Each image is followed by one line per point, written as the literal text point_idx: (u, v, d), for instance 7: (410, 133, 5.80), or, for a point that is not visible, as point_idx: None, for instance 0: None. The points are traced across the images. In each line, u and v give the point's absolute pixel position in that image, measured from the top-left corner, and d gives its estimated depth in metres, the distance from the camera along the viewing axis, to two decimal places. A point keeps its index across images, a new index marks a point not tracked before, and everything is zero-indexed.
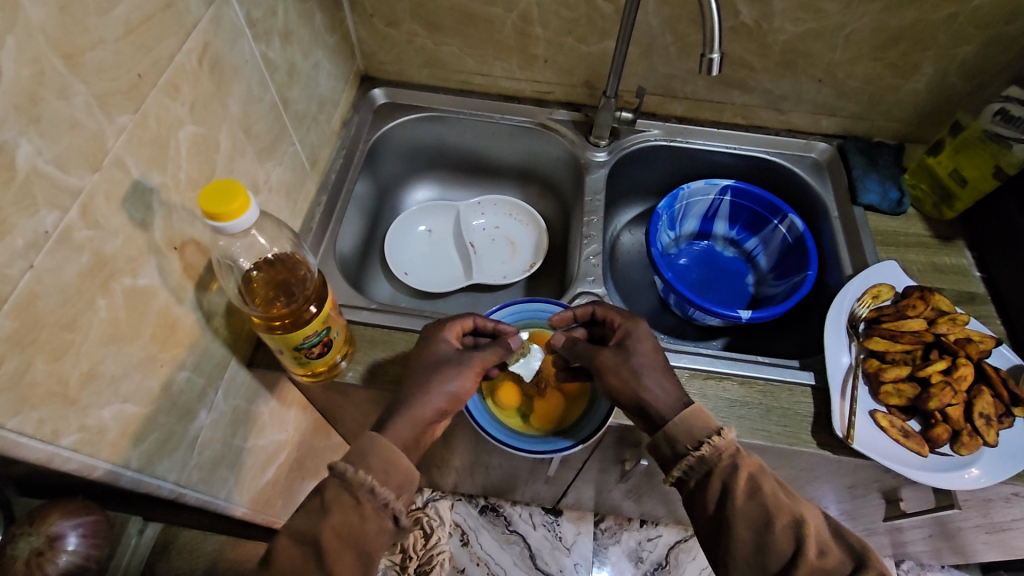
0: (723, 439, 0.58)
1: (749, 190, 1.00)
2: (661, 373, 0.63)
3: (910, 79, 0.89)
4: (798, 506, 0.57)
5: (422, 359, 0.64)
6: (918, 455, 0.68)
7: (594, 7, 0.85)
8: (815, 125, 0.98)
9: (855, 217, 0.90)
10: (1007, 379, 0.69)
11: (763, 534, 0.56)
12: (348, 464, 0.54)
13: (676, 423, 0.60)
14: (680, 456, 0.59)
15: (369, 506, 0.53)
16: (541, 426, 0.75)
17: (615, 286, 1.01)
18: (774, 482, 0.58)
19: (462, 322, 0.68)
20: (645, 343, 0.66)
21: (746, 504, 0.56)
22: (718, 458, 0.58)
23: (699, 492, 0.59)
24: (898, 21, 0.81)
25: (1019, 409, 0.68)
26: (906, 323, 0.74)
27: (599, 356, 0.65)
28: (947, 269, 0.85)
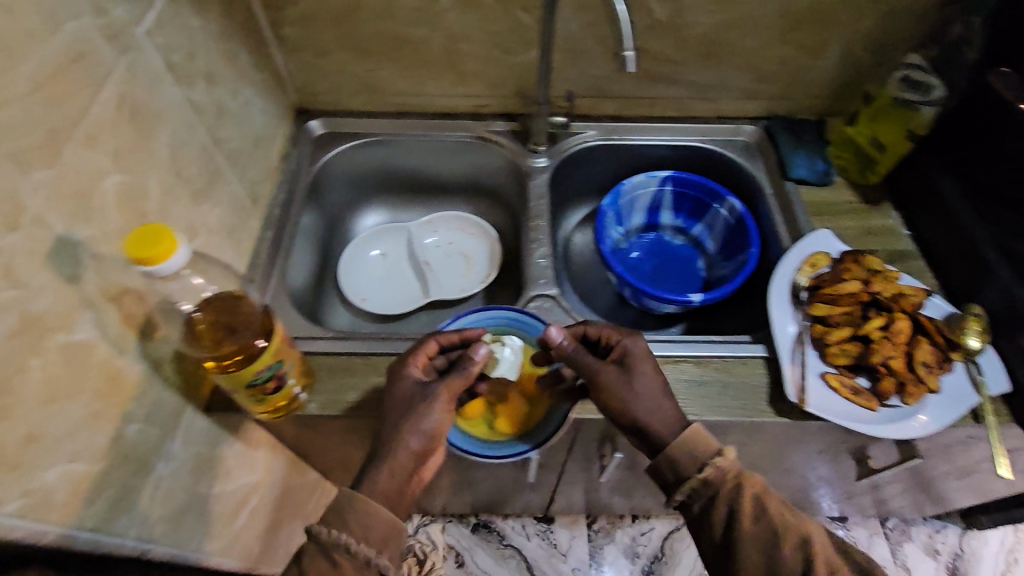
0: (725, 459, 0.61)
1: (688, 179, 1.04)
2: (662, 399, 0.65)
3: (821, 58, 0.93)
4: (804, 521, 0.59)
5: (398, 394, 0.65)
6: (873, 411, 0.71)
7: (514, 19, 0.88)
8: (741, 110, 1.02)
9: (788, 191, 0.93)
10: (942, 326, 0.73)
11: (772, 550, 0.57)
12: (322, 524, 0.56)
13: (676, 448, 0.62)
14: (681, 483, 0.62)
15: (349, 566, 0.55)
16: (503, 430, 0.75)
17: (573, 286, 1.03)
18: (776, 502, 0.60)
19: (423, 348, 0.69)
20: (649, 359, 0.67)
21: (755, 523, 0.58)
22: (719, 483, 0.61)
23: (701, 516, 0.62)
24: (800, 5, 0.86)
25: (954, 353, 0.73)
26: (845, 285, 0.76)
27: (603, 372, 0.66)
28: (879, 231, 0.89)
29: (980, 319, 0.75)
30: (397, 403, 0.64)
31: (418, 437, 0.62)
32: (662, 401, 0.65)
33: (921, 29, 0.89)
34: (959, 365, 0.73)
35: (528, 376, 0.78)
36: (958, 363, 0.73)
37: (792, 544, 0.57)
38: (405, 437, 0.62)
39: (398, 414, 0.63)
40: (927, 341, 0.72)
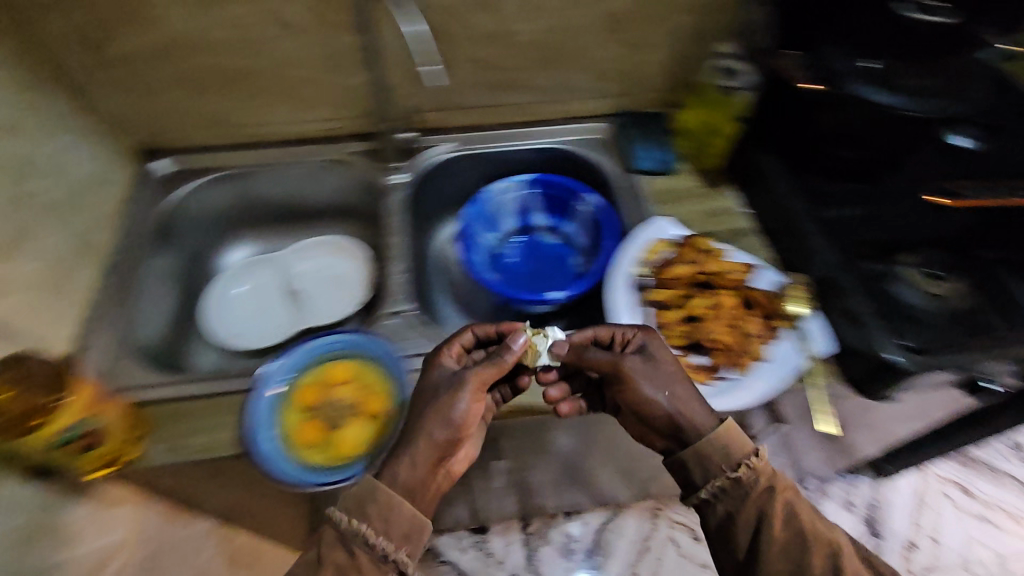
0: (759, 460, 0.68)
1: (549, 180, 1.07)
2: (694, 385, 0.70)
3: (651, 53, 0.97)
4: (830, 530, 0.70)
5: (425, 383, 0.66)
6: (706, 383, 0.74)
7: (337, 42, 0.88)
8: (591, 108, 1.05)
9: (633, 184, 0.98)
10: (764, 297, 0.78)
11: (797, 559, 0.68)
12: (344, 513, 0.61)
13: (710, 440, 0.67)
14: (711, 477, 0.68)
15: (366, 559, 0.59)
16: (344, 456, 0.66)
17: (450, 297, 1.03)
18: (806, 509, 0.70)
19: (457, 338, 0.70)
20: (665, 347, 0.72)
21: (784, 531, 0.68)
22: (751, 483, 0.68)
23: (727, 514, 0.69)
24: (612, 6, 0.89)
25: (779, 321, 0.77)
26: (676, 269, 0.80)
27: (626, 361, 0.70)
28: (718, 213, 0.94)
29: (807, 287, 0.80)
30: (426, 404, 0.65)
31: (442, 427, 0.63)
32: (690, 387, 0.70)
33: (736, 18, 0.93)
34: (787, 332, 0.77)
35: (379, 398, 0.70)
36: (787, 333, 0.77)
37: (819, 555, 0.68)
38: (431, 426, 0.63)
39: (433, 400, 0.64)
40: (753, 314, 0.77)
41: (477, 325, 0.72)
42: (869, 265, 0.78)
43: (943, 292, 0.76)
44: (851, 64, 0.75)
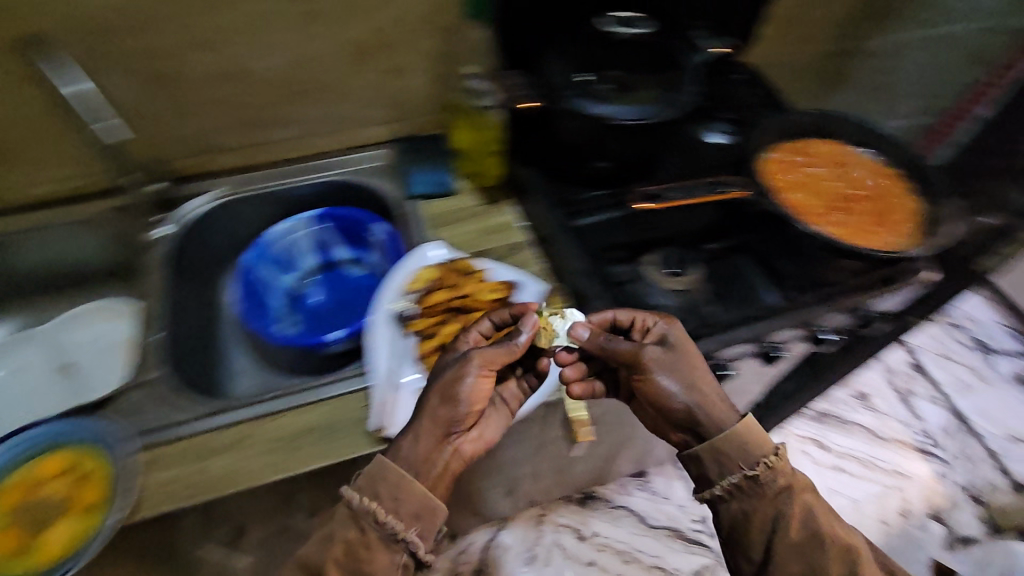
0: (779, 460, 0.66)
1: (334, 212, 1.02)
2: (705, 375, 0.69)
3: (411, 77, 0.95)
4: (846, 534, 0.68)
5: (442, 371, 0.67)
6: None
7: (47, 96, 0.82)
8: (370, 135, 1.02)
9: (410, 210, 0.96)
10: (523, 314, 0.79)
11: (810, 560, 0.65)
12: (357, 492, 0.61)
13: (737, 433, 0.67)
14: (731, 470, 0.67)
15: (373, 535, 0.60)
16: (41, 561, 0.60)
17: (243, 347, 0.98)
18: (822, 512, 0.68)
19: (473, 328, 0.72)
20: (684, 343, 0.69)
21: (801, 533, 0.66)
22: (773, 481, 0.67)
23: (743, 512, 0.68)
24: (353, 34, 0.86)
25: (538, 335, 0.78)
26: (435, 296, 0.79)
27: (646, 351, 0.68)
28: (495, 229, 0.94)
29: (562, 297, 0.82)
30: (456, 383, 0.66)
31: (452, 404, 0.65)
32: (704, 378, 0.68)
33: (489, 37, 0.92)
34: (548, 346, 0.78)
35: (85, 492, 0.63)
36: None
37: (836, 559, 0.66)
38: (434, 402, 0.65)
39: (442, 377, 0.68)
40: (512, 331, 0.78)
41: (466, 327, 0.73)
42: (617, 266, 0.82)
43: (685, 286, 0.82)
44: (574, 96, 0.77)
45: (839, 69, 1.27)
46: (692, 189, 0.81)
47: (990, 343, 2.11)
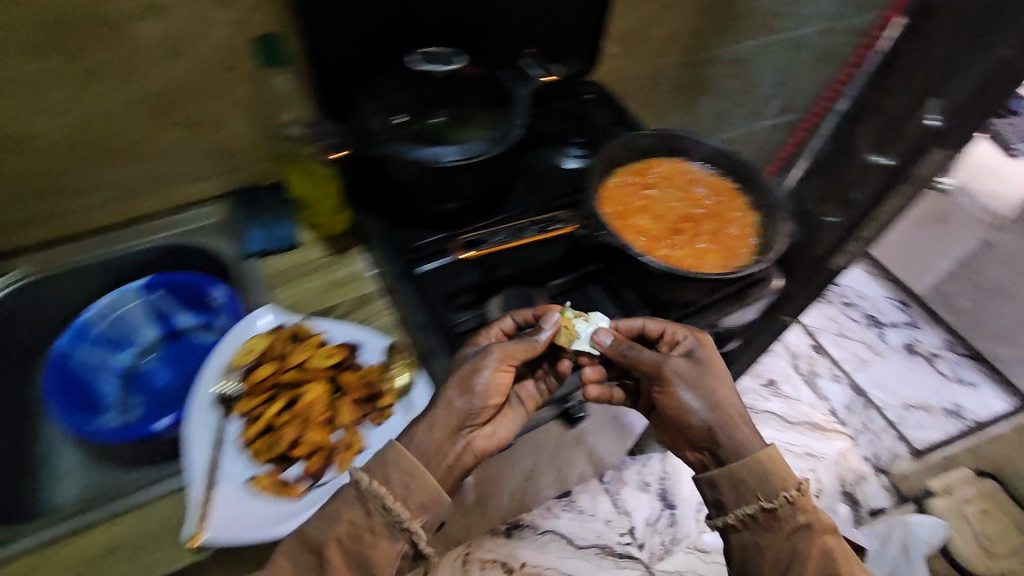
0: (800, 495, 0.65)
1: (168, 278, 0.92)
2: (726, 388, 0.70)
3: (231, 127, 0.86)
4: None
5: (466, 360, 0.67)
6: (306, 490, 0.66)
7: None
8: (197, 192, 0.92)
9: (246, 270, 0.88)
10: (364, 377, 0.72)
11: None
12: (367, 474, 0.60)
13: (755, 460, 0.66)
14: (746, 500, 0.66)
15: (378, 521, 0.59)
16: None
17: (69, 446, 0.87)
18: (842, 558, 0.65)
19: (498, 322, 0.71)
20: (713, 359, 0.71)
21: (818, 572, 0.63)
22: (794, 514, 0.65)
23: (757, 545, 0.66)
24: (146, 85, 0.77)
25: (383, 398, 0.72)
26: (262, 371, 0.72)
27: (673, 361, 0.70)
28: (340, 283, 0.87)
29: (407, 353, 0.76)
30: (460, 389, 0.65)
31: (464, 395, 0.64)
32: (722, 398, 0.69)
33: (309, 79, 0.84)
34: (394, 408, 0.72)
35: None
36: (395, 407, 0.72)
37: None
38: (454, 393, 0.64)
39: (458, 370, 0.67)
40: (353, 397, 0.71)
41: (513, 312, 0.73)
42: (463, 314, 0.76)
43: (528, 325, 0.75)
44: (400, 146, 0.72)
45: (696, 78, 1.29)
46: (515, 233, 0.80)
47: (880, 318, 2.18)
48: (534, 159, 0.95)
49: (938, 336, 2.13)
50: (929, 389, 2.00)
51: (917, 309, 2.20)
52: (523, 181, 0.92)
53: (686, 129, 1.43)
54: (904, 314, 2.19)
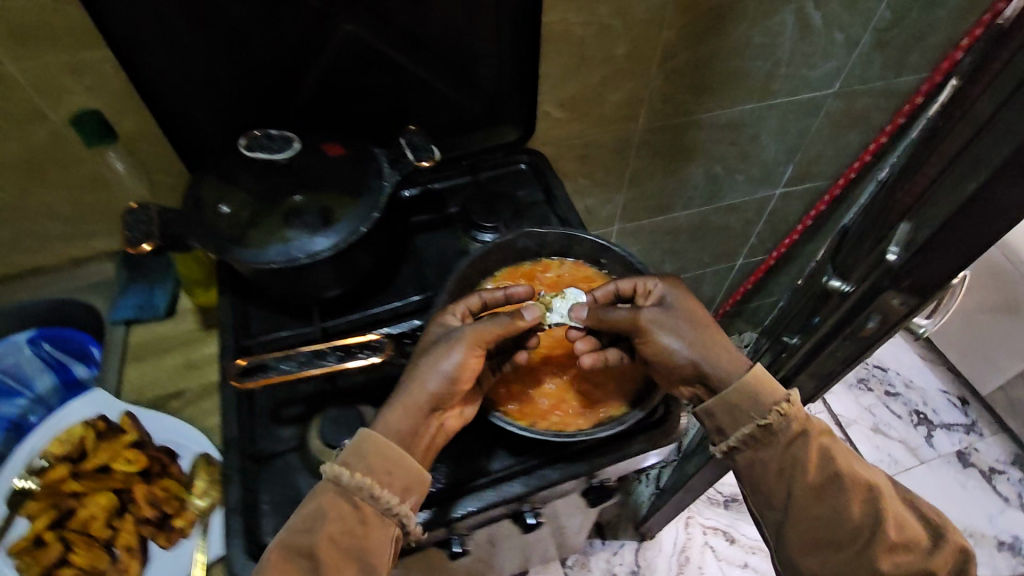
0: (792, 407, 0.60)
1: (58, 331, 0.93)
2: (711, 333, 0.64)
3: (109, 190, 0.81)
4: (868, 474, 0.62)
5: (426, 340, 0.63)
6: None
7: None
8: (86, 249, 0.88)
9: (113, 339, 0.82)
10: (166, 494, 0.67)
11: (835, 504, 0.60)
12: (347, 468, 0.55)
13: (745, 386, 0.60)
14: (742, 423, 0.61)
15: (370, 512, 0.54)
16: None
17: None
18: (844, 452, 0.62)
19: (463, 300, 0.66)
20: (684, 301, 0.65)
21: (819, 476, 0.60)
22: (788, 425, 0.60)
23: (760, 463, 0.61)
24: (7, 151, 0.72)
25: (179, 520, 0.66)
26: (61, 469, 0.66)
27: (643, 312, 0.63)
28: (200, 363, 0.80)
29: (214, 468, 0.69)
30: (419, 365, 0.60)
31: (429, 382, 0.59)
32: (703, 335, 0.63)
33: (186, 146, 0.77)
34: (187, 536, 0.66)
35: None
36: (191, 527, 0.66)
37: (858, 502, 0.60)
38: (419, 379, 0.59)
39: (423, 356, 0.61)
40: (142, 513, 0.65)
41: (486, 292, 0.66)
42: (285, 430, 0.67)
43: None
44: (223, 245, 0.64)
45: (674, 144, 1.11)
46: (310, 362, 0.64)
47: (929, 414, 1.76)
48: (424, 242, 0.84)
49: (1002, 447, 1.71)
50: (980, 512, 1.60)
51: (976, 409, 1.78)
52: (410, 265, 0.82)
53: (672, 196, 1.25)
54: (962, 415, 1.77)
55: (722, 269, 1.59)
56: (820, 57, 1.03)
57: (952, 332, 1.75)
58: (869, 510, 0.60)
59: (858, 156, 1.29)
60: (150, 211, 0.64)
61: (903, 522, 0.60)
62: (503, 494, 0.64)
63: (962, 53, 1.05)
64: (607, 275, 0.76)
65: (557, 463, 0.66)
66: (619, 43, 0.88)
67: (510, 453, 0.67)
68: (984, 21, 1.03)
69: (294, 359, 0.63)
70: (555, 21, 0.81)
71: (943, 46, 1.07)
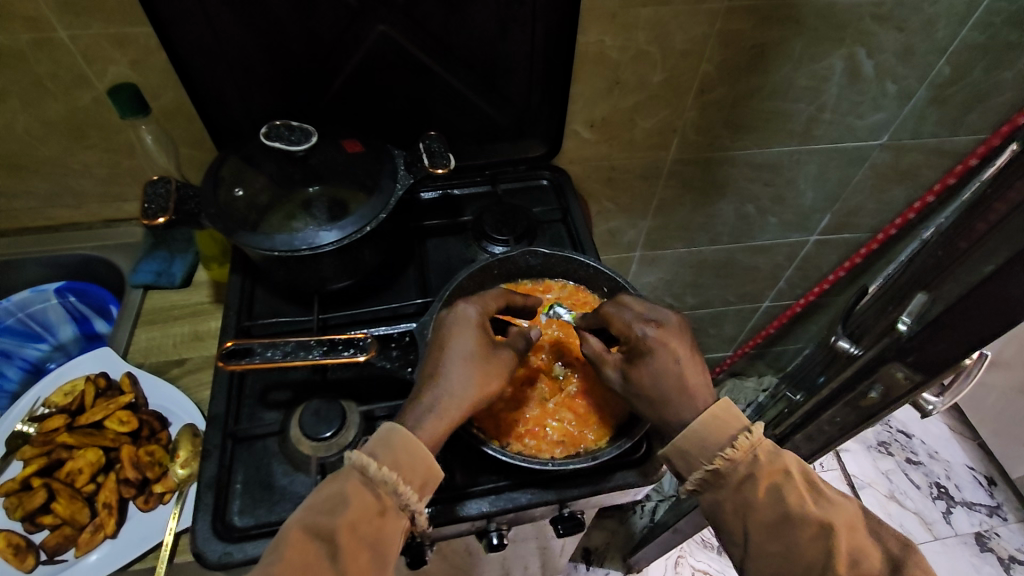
0: (738, 451, 0.55)
1: (84, 288, 0.97)
2: (679, 398, 0.58)
3: (144, 159, 0.85)
4: (823, 508, 0.53)
5: (455, 331, 0.62)
6: (42, 558, 0.65)
7: None
8: (118, 212, 0.93)
9: (129, 300, 0.86)
10: (150, 457, 0.69)
11: (789, 541, 0.53)
12: (374, 459, 0.54)
13: (694, 430, 0.56)
14: (693, 467, 0.56)
15: (390, 504, 0.54)
16: None
17: None
18: (798, 485, 0.54)
19: (490, 300, 0.66)
20: (653, 356, 0.59)
21: (769, 512, 0.54)
22: (734, 469, 0.55)
23: (716, 505, 0.56)
24: (54, 111, 0.77)
25: (158, 485, 0.68)
26: (58, 419, 0.70)
27: (606, 367, 0.62)
28: (204, 335, 0.82)
29: (199, 438, 0.70)
30: (449, 364, 0.60)
31: (459, 382, 0.58)
32: (664, 400, 0.58)
33: (217, 124, 0.80)
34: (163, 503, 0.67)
35: None
36: (169, 495, 0.68)
37: (809, 537, 0.52)
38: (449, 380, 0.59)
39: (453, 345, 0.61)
40: (124, 474, 0.67)
41: (508, 292, 0.68)
42: (268, 414, 0.68)
43: (314, 454, 0.63)
44: (232, 228, 0.66)
45: (702, 178, 1.08)
46: (297, 352, 0.62)
47: (952, 489, 1.66)
48: (435, 246, 0.85)
49: None
50: None
51: (1004, 492, 1.66)
52: (416, 268, 0.82)
53: (699, 229, 1.22)
54: (987, 496, 1.65)
55: (746, 309, 1.54)
56: (869, 107, 0.99)
57: (980, 406, 1.66)
58: (823, 552, 0.52)
59: (901, 213, 1.23)
60: (169, 182, 0.67)
61: (864, 557, 0.52)
62: (473, 511, 0.63)
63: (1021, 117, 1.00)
64: None
65: (527, 488, 0.64)
66: (653, 71, 0.87)
67: (488, 471, 0.66)
68: None
69: (283, 346, 0.62)
70: (590, 42, 0.81)
71: (1005, 108, 1.02)
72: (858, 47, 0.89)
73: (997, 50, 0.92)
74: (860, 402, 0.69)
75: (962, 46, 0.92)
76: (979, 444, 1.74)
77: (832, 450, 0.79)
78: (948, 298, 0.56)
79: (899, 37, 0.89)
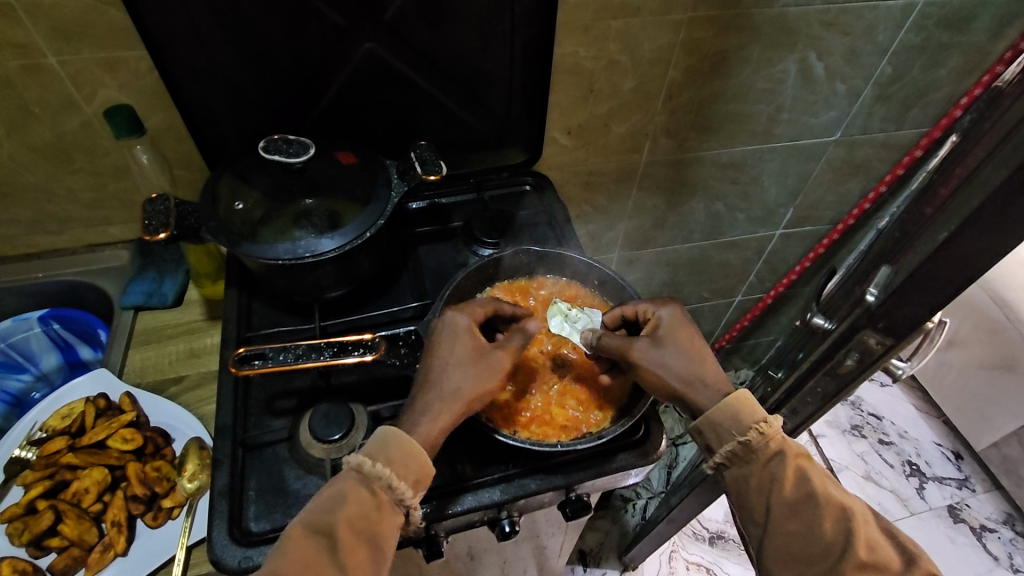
0: (771, 427, 0.59)
1: (70, 316, 0.95)
2: (703, 360, 0.64)
3: (133, 180, 0.85)
4: (844, 495, 0.58)
5: (444, 332, 0.64)
6: None
7: None
8: (104, 236, 0.92)
9: (119, 323, 0.85)
10: (158, 473, 0.70)
11: (808, 520, 0.57)
12: (369, 458, 0.55)
13: (724, 406, 0.60)
14: (724, 439, 0.60)
15: (386, 499, 0.54)
16: None
17: None
18: (821, 472, 0.59)
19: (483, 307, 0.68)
20: (677, 325, 0.66)
21: (794, 492, 0.57)
22: (765, 445, 0.59)
23: (742, 480, 0.60)
24: (41, 137, 0.77)
25: (168, 500, 0.69)
26: (59, 442, 0.71)
27: (633, 345, 0.65)
28: (199, 352, 0.83)
29: (207, 453, 0.72)
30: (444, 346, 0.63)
31: (459, 371, 0.61)
32: (693, 366, 0.64)
33: (208, 143, 0.82)
34: (173, 519, 0.69)
35: None
36: (178, 509, 0.69)
37: (831, 518, 0.56)
38: (445, 373, 0.61)
39: (445, 344, 0.63)
40: (132, 491, 0.69)
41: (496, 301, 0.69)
42: (277, 422, 0.69)
43: (326, 456, 0.64)
44: (235, 239, 0.68)
45: (674, 178, 1.14)
46: (308, 354, 0.65)
47: (923, 466, 1.74)
48: (427, 252, 0.88)
49: (994, 505, 1.68)
50: (969, 570, 1.55)
51: (971, 465, 1.75)
52: (410, 273, 0.85)
53: (673, 227, 1.27)
54: (956, 470, 1.74)
55: (720, 305, 1.61)
56: (822, 105, 1.07)
57: (940, 384, 1.76)
58: (840, 533, 0.56)
59: (857, 204, 1.32)
60: (171, 199, 0.68)
61: (877, 546, 0.56)
62: (488, 499, 0.65)
63: (957, 110, 1.10)
64: (599, 299, 0.79)
65: (536, 474, 0.67)
66: (625, 79, 0.92)
67: (499, 460, 0.68)
68: (983, 82, 1.07)
69: (295, 349, 0.65)
70: (566, 53, 0.86)
71: (943, 103, 1.11)
72: (809, 51, 0.97)
73: (932, 50, 1.01)
74: (838, 370, 0.74)
75: (900, 47, 1.00)
76: (943, 421, 1.84)
77: (816, 421, 0.85)
78: (909, 267, 0.62)
79: (845, 41, 0.97)
